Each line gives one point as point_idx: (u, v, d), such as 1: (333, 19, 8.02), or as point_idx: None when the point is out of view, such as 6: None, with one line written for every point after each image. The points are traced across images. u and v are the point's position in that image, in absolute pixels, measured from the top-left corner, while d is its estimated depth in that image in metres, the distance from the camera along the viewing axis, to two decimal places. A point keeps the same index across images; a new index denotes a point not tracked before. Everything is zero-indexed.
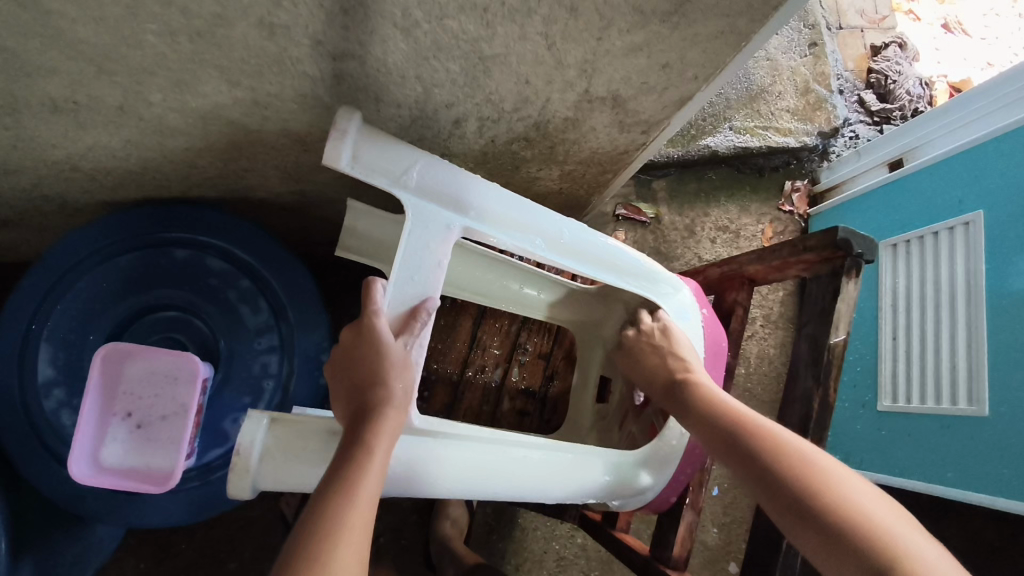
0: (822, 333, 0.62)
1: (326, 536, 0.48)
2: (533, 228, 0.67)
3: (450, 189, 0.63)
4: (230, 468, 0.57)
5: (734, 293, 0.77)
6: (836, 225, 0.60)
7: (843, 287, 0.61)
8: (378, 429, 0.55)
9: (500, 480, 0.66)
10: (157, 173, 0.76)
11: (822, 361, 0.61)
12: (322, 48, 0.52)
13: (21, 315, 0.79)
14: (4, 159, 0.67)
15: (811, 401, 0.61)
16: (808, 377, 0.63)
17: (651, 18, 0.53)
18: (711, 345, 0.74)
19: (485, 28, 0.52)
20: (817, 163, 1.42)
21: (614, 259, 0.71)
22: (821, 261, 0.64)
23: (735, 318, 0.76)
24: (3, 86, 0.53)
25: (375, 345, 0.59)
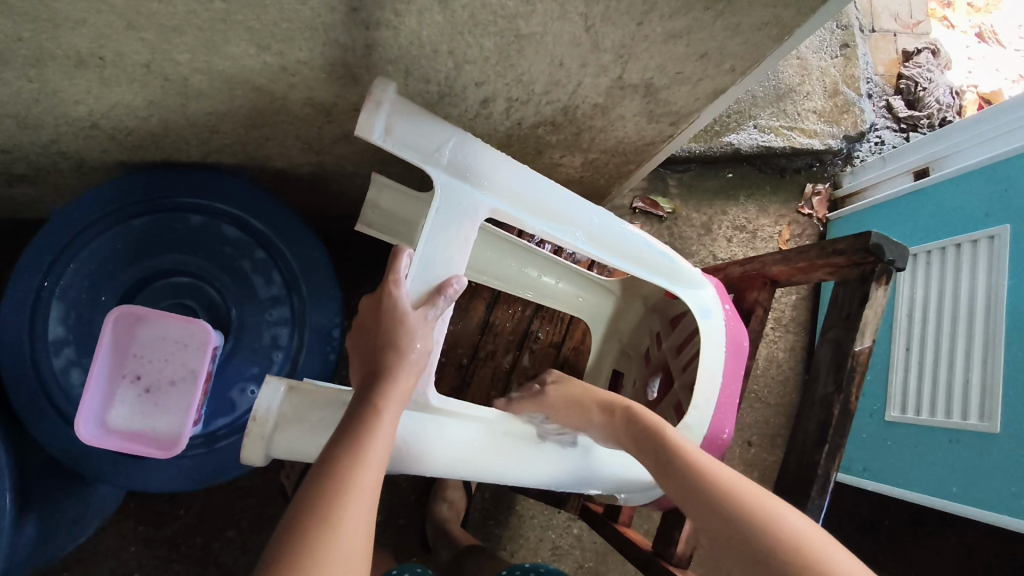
0: (846, 339, 0.61)
1: (336, 487, 0.48)
2: (560, 214, 0.67)
3: (480, 167, 0.62)
4: (246, 432, 0.57)
5: (755, 292, 0.76)
6: (869, 230, 0.59)
7: (872, 293, 0.60)
8: (389, 390, 0.55)
9: (507, 462, 0.65)
10: (178, 136, 0.75)
11: (846, 367, 0.60)
12: (356, 15, 0.51)
13: (34, 272, 0.78)
14: (24, 111, 0.66)
15: (831, 408, 0.61)
16: (828, 383, 0.62)
17: (695, 4, 0.52)
18: (733, 344, 0.72)
19: (525, 5, 0.51)
20: (840, 167, 1.40)
21: (638, 250, 0.70)
22: (850, 265, 0.62)
23: (756, 318, 0.75)
24: (30, 36, 0.52)
25: (394, 314, 0.59)
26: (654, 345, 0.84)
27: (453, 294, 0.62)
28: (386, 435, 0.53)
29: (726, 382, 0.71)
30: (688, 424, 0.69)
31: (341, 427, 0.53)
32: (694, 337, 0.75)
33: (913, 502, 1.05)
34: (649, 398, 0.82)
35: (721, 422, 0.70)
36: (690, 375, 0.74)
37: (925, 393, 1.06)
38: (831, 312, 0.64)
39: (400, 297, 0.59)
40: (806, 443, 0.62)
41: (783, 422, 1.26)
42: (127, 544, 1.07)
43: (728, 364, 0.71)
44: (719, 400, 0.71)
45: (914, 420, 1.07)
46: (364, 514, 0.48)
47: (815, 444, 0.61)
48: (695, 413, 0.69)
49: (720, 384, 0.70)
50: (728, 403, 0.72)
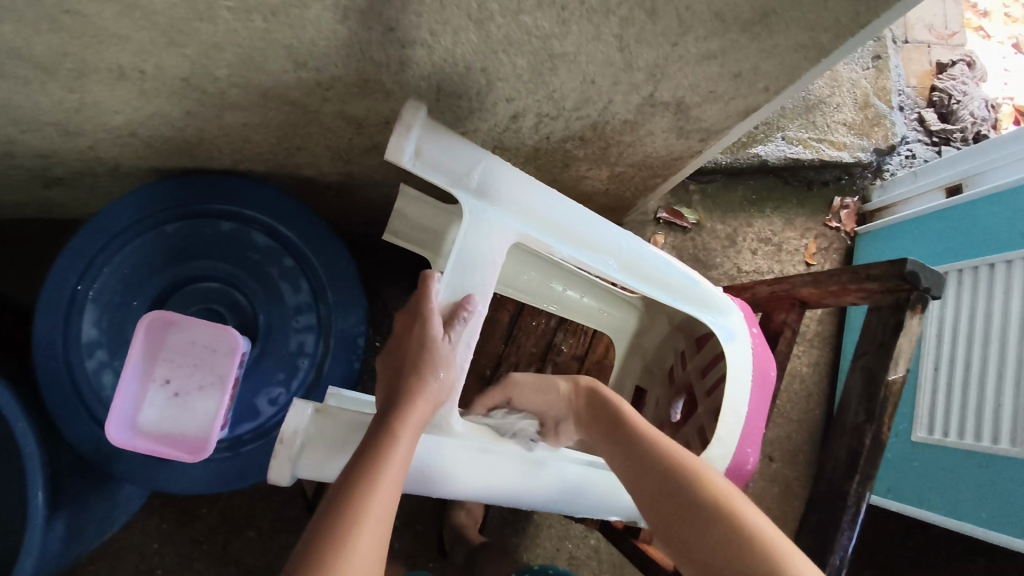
0: (879, 368, 0.61)
1: (355, 509, 0.48)
2: (587, 240, 0.67)
3: (508, 193, 0.63)
4: (273, 454, 0.58)
5: (783, 313, 0.75)
6: (904, 257, 0.59)
7: (907, 322, 0.60)
8: (407, 417, 0.56)
9: (521, 486, 0.66)
10: (212, 145, 0.77)
11: (878, 398, 0.61)
12: (392, 35, 0.51)
13: (69, 275, 0.80)
14: (64, 120, 0.67)
15: (862, 437, 0.61)
16: (859, 411, 0.62)
17: (731, 27, 0.51)
18: (760, 369, 0.71)
19: (560, 26, 0.51)
20: (870, 180, 1.38)
21: (666, 275, 0.70)
22: (883, 292, 0.61)
23: (783, 340, 0.74)
24: (76, 51, 0.53)
25: (423, 338, 0.60)
26: (678, 363, 0.84)
27: (474, 318, 0.62)
28: (401, 463, 0.53)
29: (752, 409, 0.70)
30: (712, 456, 0.68)
31: (359, 450, 0.53)
32: (721, 362, 0.74)
33: (938, 524, 1.04)
34: (672, 419, 0.81)
35: (747, 449, 0.70)
36: (715, 401, 0.73)
37: (951, 415, 1.04)
38: (862, 338, 0.63)
39: (432, 323, 0.60)
40: (836, 472, 0.63)
41: (805, 439, 1.25)
42: (151, 541, 1.09)
43: (754, 391, 0.70)
44: (745, 427, 0.70)
45: (940, 442, 1.05)
46: (375, 542, 0.48)
47: (844, 475, 0.62)
48: (720, 444, 0.68)
49: (747, 411, 0.70)
50: (755, 429, 0.71)
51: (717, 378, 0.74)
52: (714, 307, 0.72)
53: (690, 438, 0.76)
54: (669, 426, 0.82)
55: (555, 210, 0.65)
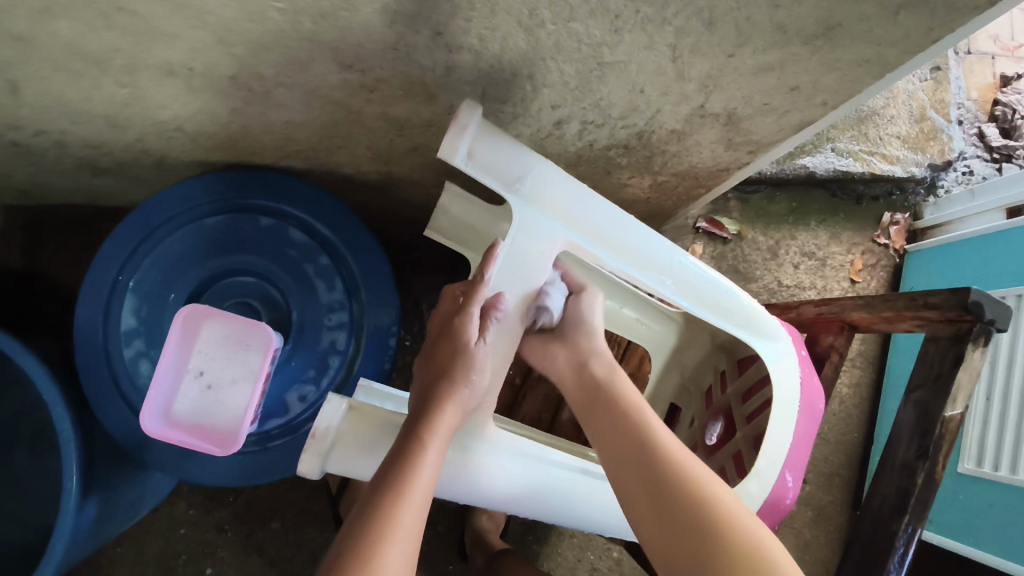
0: (935, 403, 0.58)
1: (382, 520, 0.50)
2: (636, 254, 0.66)
3: (560, 196, 0.63)
4: (304, 448, 0.60)
5: (829, 337, 0.72)
6: (967, 285, 0.55)
7: (968, 355, 0.57)
8: (439, 425, 0.58)
9: (537, 492, 0.66)
10: (254, 141, 0.77)
11: (933, 434, 0.58)
12: (440, 39, 0.50)
13: (112, 263, 0.82)
14: (115, 113, 0.69)
15: (914, 476, 0.58)
16: (910, 447, 0.60)
17: (793, 39, 0.49)
18: (806, 399, 0.69)
19: (613, 34, 0.49)
20: (923, 197, 1.32)
21: (717, 293, 0.69)
22: (943, 321, 0.58)
23: (830, 364, 0.71)
24: (129, 48, 0.54)
25: (457, 343, 0.63)
26: (718, 385, 0.81)
27: (509, 318, 0.65)
28: (431, 472, 0.55)
29: (796, 440, 0.68)
30: (749, 489, 0.66)
31: (392, 457, 0.56)
32: (765, 387, 0.71)
33: (989, 564, 0.99)
34: (708, 442, 0.79)
35: (788, 475, 0.67)
36: (756, 429, 0.70)
37: (1006, 447, 0.97)
38: (918, 369, 0.60)
39: (465, 329, 0.63)
40: (883, 510, 0.60)
41: (841, 461, 1.20)
42: (179, 524, 1.11)
43: (800, 422, 0.67)
44: (788, 457, 0.67)
45: (990, 477, 0.99)
46: (404, 549, 0.50)
47: (893, 514, 0.59)
48: (758, 478, 0.66)
49: (790, 443, 0.67)
50: (797, 458, 0.68)
51: (758, 406, 0.71)
52: (760, 328, 0.69)
53: (725, 463, 0.74)
54: (703, 448, 0.79)
55: (606, 218, 0.65)
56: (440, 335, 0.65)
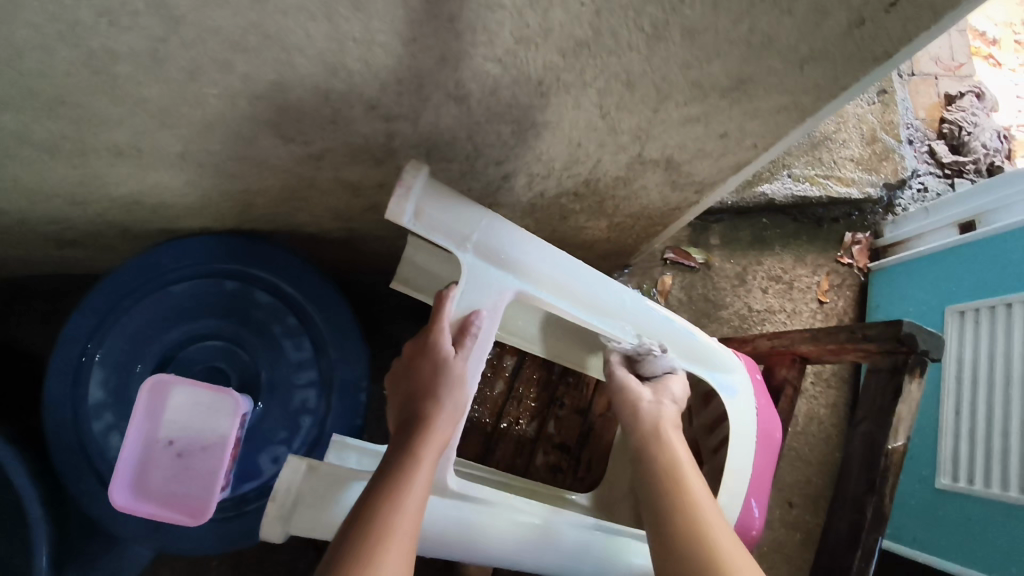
0: (878, 435, 0.59)
1: (376, 534, 0.52)
2: (588, 300, 0.68)
3: (508, 249, 0.64)
4: (264, 510, 0.61)
5: (784, 369, 0.73)
6: (901, 318, 0.56)
7: (906, 387, 0.57)
8: (428, 440, 0.59)
9: (513, 546, 0.64)
10: (213, 208, 0.79)
11: (878, 467, 0.58)
12: (376, 111, 0.52)
13: (77, 334, 0.82)
14: (73, 192, 0.70)
15: (863, 509, 0.59)
16: (860, 481, 0.60)
17: (710, 93, 0.51)
18: (763, 432, 0.69)
19: (539, 98, 0.51)
20: (881, 216, 1.36)
21: (672, 335, 0.70)
22: (881, 354, 0.59)
23: (785, 397, 0.72)
24: (76, 134, 0.56)
25: (437, 358, 0.63)
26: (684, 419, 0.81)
27: (486, 335, 0.65)
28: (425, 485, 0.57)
29: (756, 472, 0.68)
30: None
31: (381, 472, 0.57)
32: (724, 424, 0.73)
33: None
34: None
35: (754, 505, 0.67)
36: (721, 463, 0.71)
37: (979, 461, 0.98)
38: (863, 402, 0.61)
39: (443, 345, 0.63)
40: (838, 544, 0.61)
41: (824, 482, 1.20)
42: None
43: (759, 456, 0.68)
44: (750, 487, 0.68)
45: (966, 491, 1.00)
46: (400, 557, 0.52)
47: (847, 548, 0.59)
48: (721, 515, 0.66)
49: (751, 477, 0.67)
50: (760, 488, 0.68)
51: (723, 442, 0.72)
52: (714, 362, 0.71)
53: None
54: None
55: (556, 266, 0.66)
56: (415, 360, 0.65)
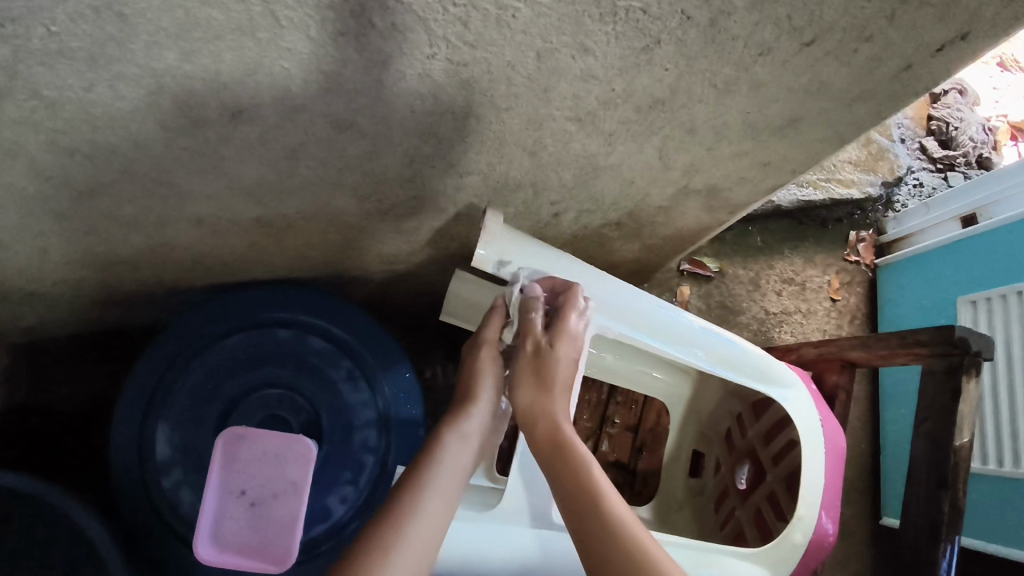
0: (944, 435, 0.63)
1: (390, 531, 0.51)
2: (664, 329, 0.69)
3: (582, 286, 0.67)
4: None
5: (833, 375, 0.76)
6: (953, 323, 0.60)
7: (964, 387, 0.61)
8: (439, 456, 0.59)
9: None
10: (268, 261, 0.81)
11: (949, 465, 0.63)
12: (453, 168, 0.56)
13: (143, 388, 0.86)
14: (140, 257, 0.73)
15: (940, 505, 0.63)
16: (931, 478, 0.65)
17: (762, 131, 0.55)
18: (829, 441, 0.71)
19: (606, 147, 0.55)
20: (882, 213, 1.42)
21: (733, 355, 0.71)
22: (935, 355, 0.63)
23: (839, 402, 0.75)
24: (162, 208, 0.58)
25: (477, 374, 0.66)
26: (737, 428, 0.84)
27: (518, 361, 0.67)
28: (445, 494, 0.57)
29: (827, 478, 0.70)
30: (792, 538, 0.67)
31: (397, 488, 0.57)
32: (788, 428, 0.75)
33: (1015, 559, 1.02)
34: (738, 486, 0.81)
35: (825, 518, 0.68)
36: (794, 479, 0.72)
37: (1006, 444, 1.03)
38: (923, 404, 0.66)
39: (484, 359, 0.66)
40: (919, 540, 0.64)
41: (855, 474, 1.25)
42: None
43: (828, 461, 0.70)
44: (823, 498, 0.69)
45: (996, 473, 1.04)
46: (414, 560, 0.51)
47: (930, 543, 0.63)
48: (800, 527, 0.67)
49: (823, 485, 0.69)
50: (832, 496, 0.70)
51: (794, 457, 0.74)
52: (775, 374, 0.72)
53: (761, 506, 0.76)
54: (735, 493, 0.81)
55: (618, 295, 0.68)
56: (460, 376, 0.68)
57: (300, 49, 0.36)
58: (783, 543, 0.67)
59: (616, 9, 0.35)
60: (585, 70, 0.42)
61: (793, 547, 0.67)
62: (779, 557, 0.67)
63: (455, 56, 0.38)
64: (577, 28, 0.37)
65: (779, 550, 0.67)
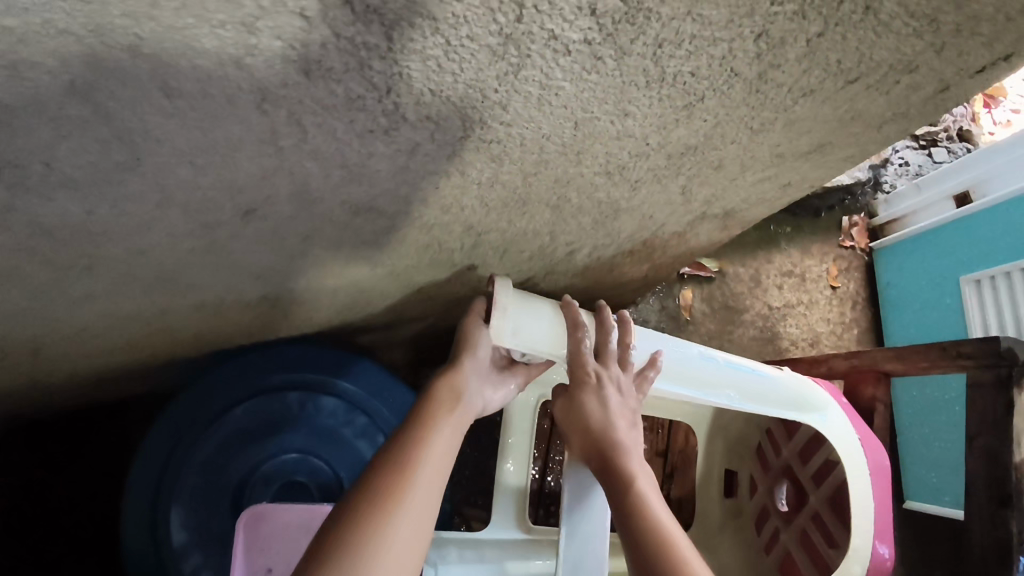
0: (1001, 450, 0.60)
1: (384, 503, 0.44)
2: (689, 374, 0.65)
3: None
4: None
5: (869, 388, 0.77)
6: (997, 335, 0.61)
7: (1017, 400, 0.60)
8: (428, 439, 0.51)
9: None
10: (271, 328, 0.77)
11: (1010, 482, 0.59)
12: (472, 229, 0.53)
13: (152, 467, 0.81)
14: (139, 344, 0.69)
15: (1006, 525, 0.59)
16: (988, 496, 0.61)
17: (788, 158, 0.53)
18: (874, 463, 0.70)
19: (630, 191, 0.52)
20: (871, 195, 1.42)
21: (762, 387, 0.68)
22: (982, 368, 0.62)
23: (878, 415, 0.75)
24: (164, 301, 0.55)
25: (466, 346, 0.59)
26: (769, 446, 0.85)
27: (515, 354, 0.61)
28: (433, 482, 0.48)
29: (878, 502, 0.69)
30: (850, 569, 0.66)
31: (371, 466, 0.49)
32: (824, 447, 0.75)
33: None
34: (780, 508, 0.82)
35: (881, 543, 0.68)
36: (843, 504, 0.72)
37: None
38: (972, 418, 0.63)
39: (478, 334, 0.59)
40: (988, 563, 0.59)
41: None
42: None
43: (875, 484, 0.69)
44: (876, 523, 0.68)
45: None
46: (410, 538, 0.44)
47: (1000, 565, 0.58)
48: (857, 559, 0.67)
49: (874, 508, 0.68)
50: (885, 522, 0.69)
51: (838, 480, 0.73)
52: (809, 392, 0.71)
53: (807, 528, 0.76)
54: (776, 513, 0.82)
55: (643, 343, 0.62)
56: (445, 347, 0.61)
57: (324, 149, 0.33)
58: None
59: (663, 75, 0.33)
60: (622, 131, 0.39)
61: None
62: None
63: (486, 136, 0.35)
64: (620, 96, 0.35)
65: None
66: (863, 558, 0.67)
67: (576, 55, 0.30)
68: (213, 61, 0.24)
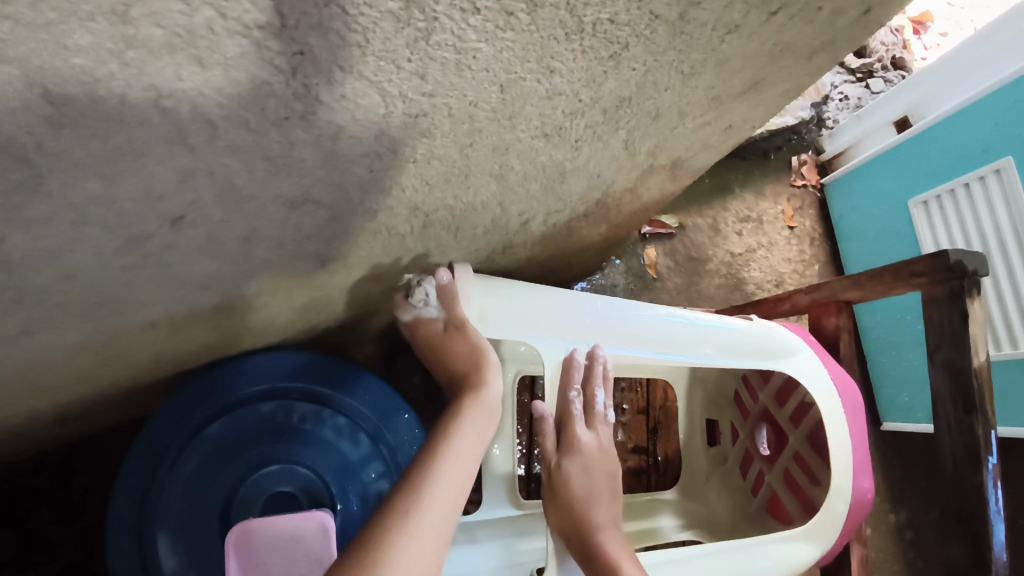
0: (961, 358, 0.62)
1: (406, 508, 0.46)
2: (659, 338, 0.68)
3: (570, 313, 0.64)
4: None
5: (831, 318, 0.79)
6: (945, 249, 0.62)
7: (970, 308, 0.61)
8: (455, 434, 0.55)
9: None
10: (232, 340, 0.75)
11: (974, 389, 0.61)
12: (418, 209, 0.52)
13: (131, 501, 0.79)
14: (96, 375, 0.66)
15: (973, 430, 0.61)
16: (956, 404, 0.63)
17: (724, 100, 0.53)
18: (849, 401, 0.72)
19: (573, 150, 0.51)
20: (816, 131, 1.44)
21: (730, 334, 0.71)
22: (936, 284, 0.64)
23: (844, 343, 0.78)
24: (110, 325, 0.52)
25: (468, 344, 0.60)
26: (746, 393, 0.86)
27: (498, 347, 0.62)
28: (455, 485, 0.50)
29: (855, 441, 0.70)
30: (832, 509, 0.69)
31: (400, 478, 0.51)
32: (798, 388, 0.77)
33: None
34: (762, 451, 0.84)
35: (861, 476, 0.70)
36: (821, 442, 0.74)
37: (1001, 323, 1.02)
38: (932, 333, 0.65)
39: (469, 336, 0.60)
40: (961, 469, 0.62)
41: None
42: None
43: (850, 421, 0.71)
44: (854, 459, 0.70)
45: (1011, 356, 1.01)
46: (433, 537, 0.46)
47: (972, 469, 0.61)
48: (839, 497, 0.69)
49: (851, 444, 0.70)
50: (862, 455, 0.71)
51: (814, 420, 0.75)
52: (775, 333, 0.72)
53: (790, 467, 0.78)
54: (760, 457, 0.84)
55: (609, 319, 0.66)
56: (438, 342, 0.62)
57: (242, 142, 0.31)
58: (825, 516, 0.69)
59: (582, 25, 0.33)
60: (551, 88, 0.38)
61: (835, 514, 0.69)
62: (822, 529, 0.69)
63: (411, 108, 0.34)
64: (541, 52, 0.34)
65: (821, 523, 0.69)
66: (845, 495, 0.69)
67: (485, 12, 0.29)
68: (90, 57, 0.22)
